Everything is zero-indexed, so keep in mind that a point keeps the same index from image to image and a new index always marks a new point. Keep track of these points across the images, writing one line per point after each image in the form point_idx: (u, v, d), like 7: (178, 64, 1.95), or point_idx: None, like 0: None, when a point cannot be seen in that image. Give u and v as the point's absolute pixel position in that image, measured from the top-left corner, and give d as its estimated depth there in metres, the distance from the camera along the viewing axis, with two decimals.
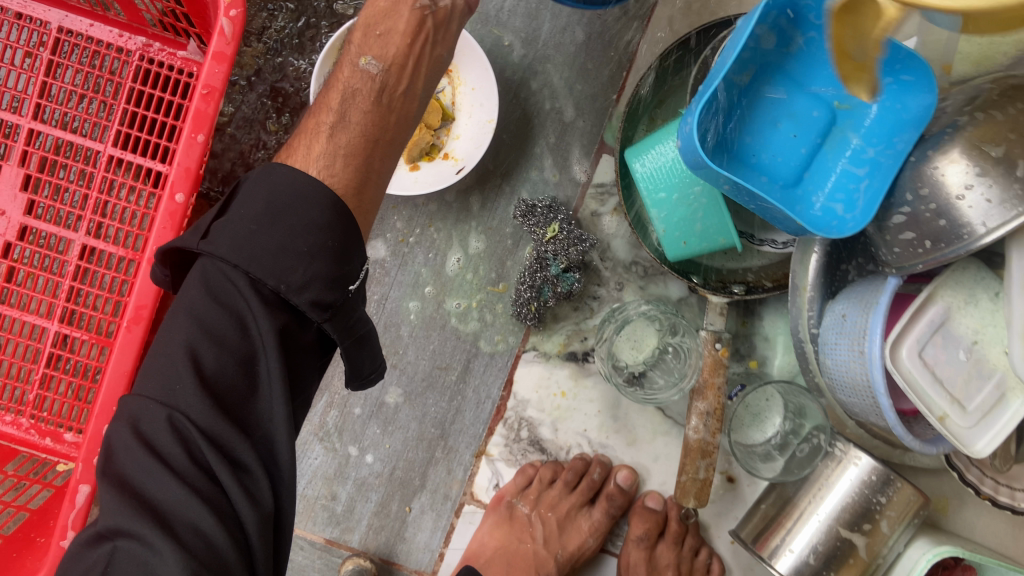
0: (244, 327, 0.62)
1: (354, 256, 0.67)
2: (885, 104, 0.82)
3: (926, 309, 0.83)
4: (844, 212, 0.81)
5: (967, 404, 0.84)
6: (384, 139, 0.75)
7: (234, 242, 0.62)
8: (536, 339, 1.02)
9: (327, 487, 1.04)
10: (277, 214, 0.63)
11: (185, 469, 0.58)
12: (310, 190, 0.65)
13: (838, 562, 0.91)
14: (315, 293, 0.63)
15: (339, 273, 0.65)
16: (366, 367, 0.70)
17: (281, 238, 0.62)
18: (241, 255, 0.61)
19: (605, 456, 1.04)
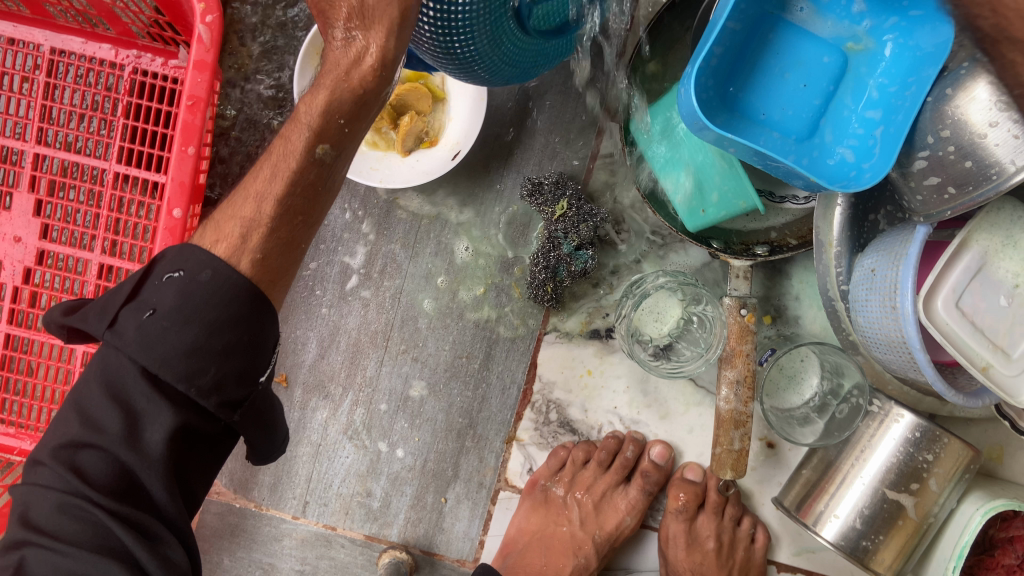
0: (133, 416, 0.59)
1: (264, 347, 0.63)
2: (898, 42, 0.76)
3: (961, 256, 0.78)
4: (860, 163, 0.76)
5: (1011, 352, 0.78)
6: (299, 234, 0.65)
7: (139, 335, 0.58)
8: (556, 321, 1.00)
9: (361, 484, 1.02)
10: (189, 310, 0.59)
11: (87, 545, 0.57)
12: (225, 286, 0.60)
13: (887, 525, 0.87)
14: (225, 393, 0.60)
15: (252, 367, 0.61)
16: (268, 447, 0.69)
17: (194, 336, 0.58)
18: (153, 352, 0.58)
19: (638, 432, 1.02)
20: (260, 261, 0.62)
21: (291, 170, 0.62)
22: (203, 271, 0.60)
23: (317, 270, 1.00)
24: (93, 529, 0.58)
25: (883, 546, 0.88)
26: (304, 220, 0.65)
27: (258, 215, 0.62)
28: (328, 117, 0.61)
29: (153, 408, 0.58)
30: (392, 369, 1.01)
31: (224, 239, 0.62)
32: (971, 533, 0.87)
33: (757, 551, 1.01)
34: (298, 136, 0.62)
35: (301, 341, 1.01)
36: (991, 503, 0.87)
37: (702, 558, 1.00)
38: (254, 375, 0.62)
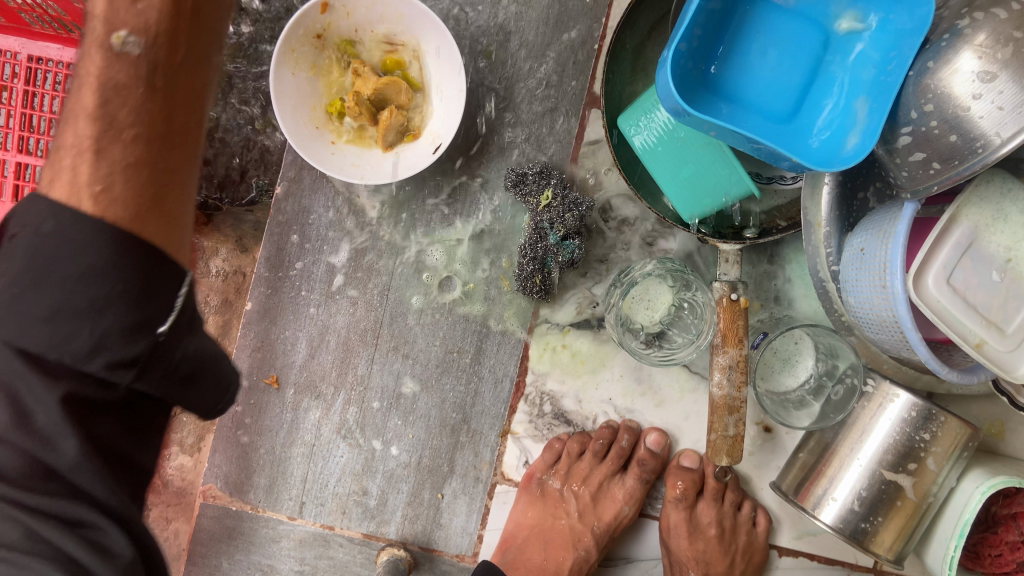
0: (19, 399, 0.52)
1: (160, 283, 0.53)
2: (879, 16, 0.74)
3: (950, 231, 0.77)
4: (844, 140, 0.75)
5: (1005, 327, 0.77)
6: (152, 151, 0.55)
7: (7, 305, 0.50)
8: (546, 312, 0.99)
9: (357, 483, 1.02)
10: (41, 270, 0.50)
11: (19, 545, 0.52)
12: (78, 232, 0.50)
13: (886, 506, 0.86)
14: (111, 351, 0.51)
15: (144, 315, 0.52)
16: (214, 393, 0.62)
17: (53, 298, 0.50)
18: (45, 295, 0.50)
19: (633, 421, 1.01)
20: (102, 194, 0.52)
21: (95, 74, 0.53)
22: (46, 220, 0.51)
23: (303, 270, 0.99)
24: (23, 528, 0.52)
25: (882, 527, 0.87)
26: (147, 133, 0.54)
27: (80, 138, 0.53)
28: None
29: (31, 384, 0.51)
30: (383, 366, 1.00)
31: (58, 176, 0.53)
32: (972, 512, 0.85)
33: (759, 535, 1.00)
34: (93, 31, 0.53)
35: (290, 341, 1.00)
36: (991, 480, 0.86)
37: (704, 546, 0.99)
38: (148, 323, 0.52)
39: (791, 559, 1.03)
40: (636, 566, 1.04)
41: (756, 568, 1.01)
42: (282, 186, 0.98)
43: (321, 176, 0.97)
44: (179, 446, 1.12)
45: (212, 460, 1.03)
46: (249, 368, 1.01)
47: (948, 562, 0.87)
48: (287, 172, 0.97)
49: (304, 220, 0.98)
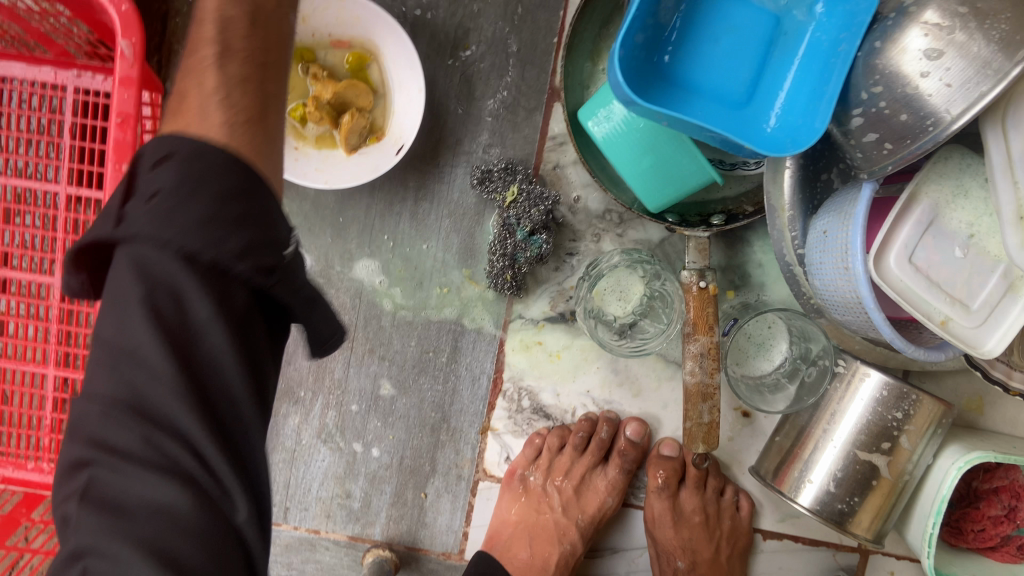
0: (156, 340, 0.45)
1: (276, 210, 0.50)
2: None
3: (910, 210, 0.76)
4: (797, 123, 0.75)
5: (971, 304, 0.77)
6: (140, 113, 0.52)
7: (152, 218, 0.45)
8: (520, 308, 0.99)
9: (339, 486, 1.02)
10: (195, 181, 0.47)
11: (162, 498, 0.45)
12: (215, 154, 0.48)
13: (862, 487, 0.86)
14: (253, 261, 0.47)
15: (272, 236, 0.48)
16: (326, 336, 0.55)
17: (197, 209, 0.45)
18: (171, 231, 0.45)
19: (612, 412, 1.01)
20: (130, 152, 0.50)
21: None
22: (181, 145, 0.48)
23: None
24: (147, 483, 0.45)
25: (860, 508, 0.87)
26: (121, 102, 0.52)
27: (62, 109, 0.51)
28: None
29: (187, 295, 0.45)
30: (360, 369, 1.01)
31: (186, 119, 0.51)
32: (948, 488, 0.86)
33: (743, 519, 1.01)
34: None
35: None
36: (967, 456, 0.85)
37: (690, 534, 0.99)
38: (279, 240, 0.49)
39: (776, 541, 1.05)
40: (623, 555, 1.04)
41: (742, 553, 1.01)
42: None
43: (287, 182, 0.97)
44: None
45: None
46: None
47: (926, 539, 0.87)
48: None
49: None
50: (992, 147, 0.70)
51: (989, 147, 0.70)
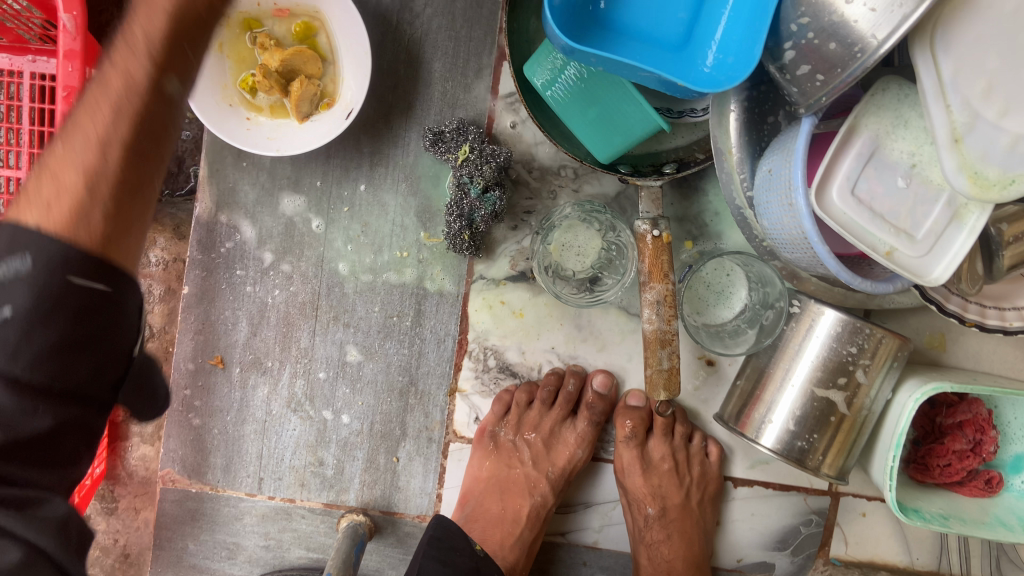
0: None
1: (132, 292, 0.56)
2: None
3: (851, 143, 0.77)
4: (731, 62, 0.75)
5: (915, 233, 0.78)
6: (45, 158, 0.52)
7: None
8: (482, 268, 1.00)
9: (312, 454, 1.03)
10: None
11: None
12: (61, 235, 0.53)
13: (821, 423, 0.87)
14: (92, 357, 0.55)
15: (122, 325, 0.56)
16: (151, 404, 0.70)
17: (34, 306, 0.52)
18: None
19: (578, 366, 1.02)
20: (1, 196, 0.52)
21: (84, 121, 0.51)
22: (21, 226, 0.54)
23: (235, 249, 1.00)
24: None
25: (820, 444, 0.88)
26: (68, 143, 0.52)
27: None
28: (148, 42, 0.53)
29: None
30: (325, 337, 1.02)
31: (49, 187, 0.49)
32: (907, 419, 0.87)
33: (712, 465, 1.02)
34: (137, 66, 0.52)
35: (231, 321, 1.02)
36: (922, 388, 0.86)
37: (659, 481, 1.00)
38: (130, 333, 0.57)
39: (747, 487, 1.06)
40: (595, 509, 1.06)
41: (712, 498, 1.02)
42: (206, 168, 0.99)
43: (243, 154, 0.98)
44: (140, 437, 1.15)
45: (167, 445, 1.05)
46: (194, 352, 1.03)
47: (889, 472, 0.88)
48: (209, 154, 0.98)
49: (231, 200, 0.99)
50: (922, 71, 0.70)
51: (920, 72, 0.70)
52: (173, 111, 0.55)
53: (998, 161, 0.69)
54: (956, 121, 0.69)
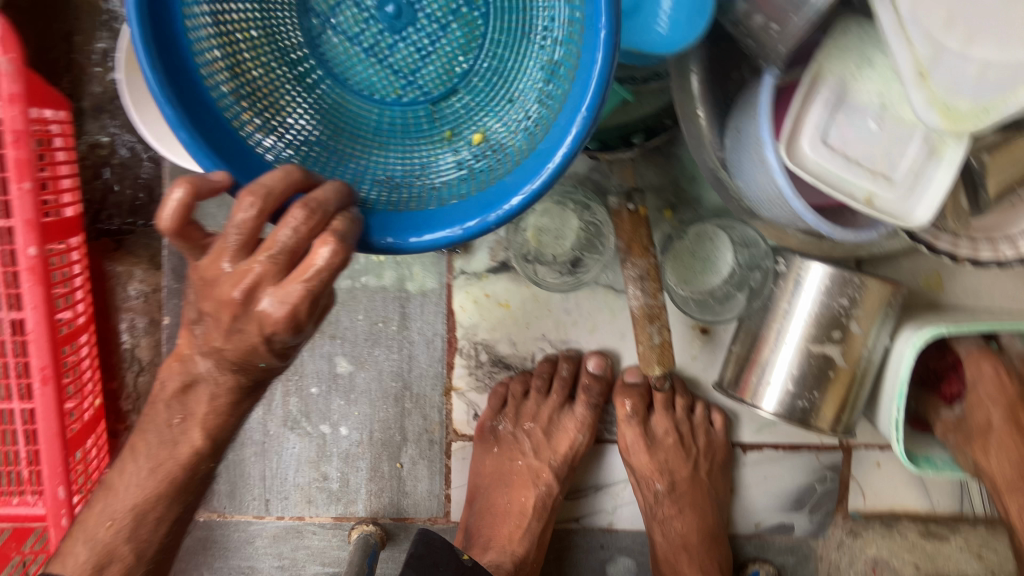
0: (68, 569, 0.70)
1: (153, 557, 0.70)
2: None
3: (816, 91, 0.74)
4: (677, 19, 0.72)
5: (893, 175, 0.75)
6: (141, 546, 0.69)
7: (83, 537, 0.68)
8: (462, 263, 0.99)
9: (315, 470, 1.02)
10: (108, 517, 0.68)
11: None
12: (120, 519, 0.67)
13: (820, 380, 0.85)
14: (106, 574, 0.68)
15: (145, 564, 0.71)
16: None
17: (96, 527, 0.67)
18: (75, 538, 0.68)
19: (571, 350, 1.01)
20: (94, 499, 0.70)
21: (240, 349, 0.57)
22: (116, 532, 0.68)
23: None
24: None
25: (822, 402, 0.86)
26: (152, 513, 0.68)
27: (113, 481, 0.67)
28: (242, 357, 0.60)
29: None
30: (313, 352, 1.00)
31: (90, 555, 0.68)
32: (907, 365, 0.85)
33: (717, 433, 1.01)
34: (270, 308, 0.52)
35: None
36: (920, 335, 0.84)
37: (665, 456, 0.99)
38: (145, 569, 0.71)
39: (757, 452, 1.04)
40: (607, 491, 1.05)
41: (722, 467, 1.01)
42: None
43: None
44: None
45: None
46: None
47: (895, 425, 0.87)
48: None
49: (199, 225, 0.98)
50: (879, 9, 0.67)
51: (877, 8, 0.67)
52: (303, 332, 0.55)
53: (969, 91, 0.66)
54: (919, 56, 0.66)
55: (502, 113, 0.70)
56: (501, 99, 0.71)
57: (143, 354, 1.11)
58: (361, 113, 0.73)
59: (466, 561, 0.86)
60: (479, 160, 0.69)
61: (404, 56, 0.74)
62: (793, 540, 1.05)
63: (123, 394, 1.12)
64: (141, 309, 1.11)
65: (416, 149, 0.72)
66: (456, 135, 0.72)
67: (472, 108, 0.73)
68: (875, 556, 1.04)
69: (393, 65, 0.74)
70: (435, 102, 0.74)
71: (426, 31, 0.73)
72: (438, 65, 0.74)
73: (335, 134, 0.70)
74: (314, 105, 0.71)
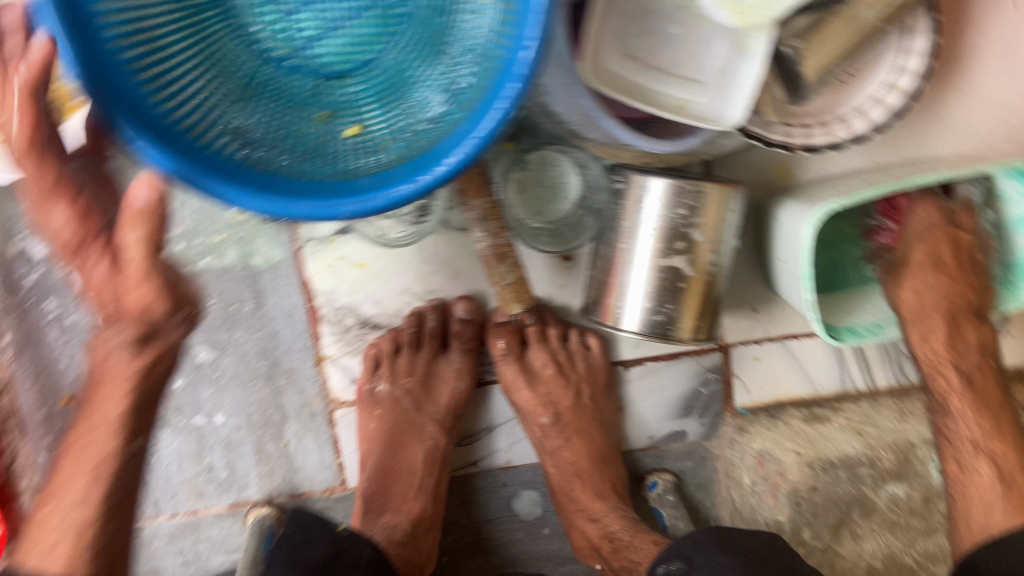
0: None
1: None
2: None
3: (612, 5, 0.72)
4: None
5: (700, 79, 0.74)
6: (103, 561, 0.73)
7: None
8: (307, 228, 0.94)
9: (198, 463, 1.00)
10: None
11: None
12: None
13: (673, 293, 0.85)
14: None
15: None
16: None
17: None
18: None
19: (436, 299, 0.99)
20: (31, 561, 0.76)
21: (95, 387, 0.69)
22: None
23: (41, 283, 0.93)
24: None
25: (678, 313, 0.86)
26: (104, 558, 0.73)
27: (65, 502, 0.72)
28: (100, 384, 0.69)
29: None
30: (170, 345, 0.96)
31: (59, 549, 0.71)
32: (807, 250, 0.85)
33: (595, 356, 1.01)
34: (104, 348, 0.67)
35: (66, 358, 0.95)
36: (812, 217, 0.83)
37: (547, 389, 0.98)
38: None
39: (640, 367, 1.04)
40: (499, 431, 1.04)
41: (604, 389, 1.02)
42: None
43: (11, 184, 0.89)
44: None
45: None
46: (40, 400, 0.97)
47: (809, 307, 0.86)
48: None
49: (14, 235, 0.91)
50: None
51: None
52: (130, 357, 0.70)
53: None
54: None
55: (393, 105, 0.65)
56: (413, 87, 0.65)
57: None
58: (228, 49, 0.63)
59: (341, 531, 0.76)
60: (350, 152, 0.64)
61: (306, 22, 0.64)
62: (687, 445, 1.07)
63: None
64: None
65: (291, 126, 0.64)
66: (337, 116, 0.65)
67: (357, 101, 0.66)
68: (762, 447, 1.01)
69: (290, 27, 0.64)
70: (328, 82, 0.66)
71: (341, 2, 0.63)
72: (337, 44, 0.65)
73: (216, 86, 0.61)
74: (206, 56, 0.61)
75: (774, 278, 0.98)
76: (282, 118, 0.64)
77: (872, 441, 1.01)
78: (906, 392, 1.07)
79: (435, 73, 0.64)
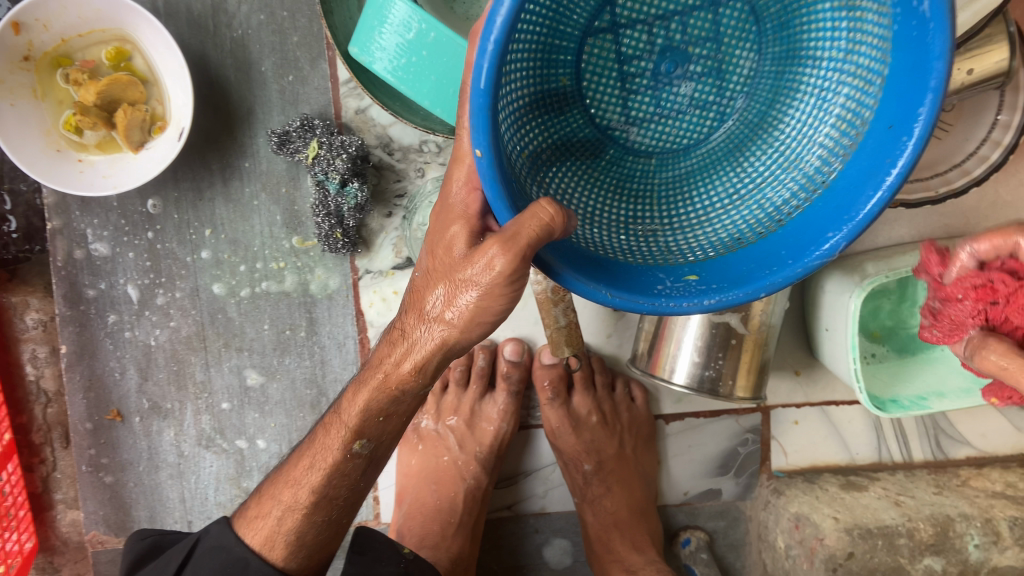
0: None
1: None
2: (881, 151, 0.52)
3: None
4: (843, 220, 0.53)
5: None
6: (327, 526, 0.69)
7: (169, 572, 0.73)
8: (365, 261, 0.95)
9: (235, 486, 1.00)
10: None
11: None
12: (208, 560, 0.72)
13: (724, 347, 0.86)
14: None
15: None
16: None
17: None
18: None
19: (487, 340, 0.99)
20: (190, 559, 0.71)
21: (331, 462, 0.66)
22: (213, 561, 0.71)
23: (104, 295, 0.95)
24: None
25: (725, 369, 0.87)
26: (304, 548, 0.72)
27: (296, 500, 0.68)
28: (367, 419, 0.63)
29: None
30: (220, 366, 0.98)
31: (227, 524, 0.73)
32: (854, 322, 0.85)
33: (639, 408, 1.01)
34: (339, 433, 0.65)
35: (119, 370, 0.98)
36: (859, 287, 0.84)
37: (591, 435, 0.99)
38: None
39: (679, 422, 1.05)
40: (536, 475, 1.04)
41: (645, 441, 1.01)
42: (51, 222, 0.93)
43: (88, 199, 0.92)
44: (65, 502, 1.10)
45: (85, 509, 1.01)
46: (88, 411, 0.99)
47: (853, 375, 0.87)
48: (50, 204, 0.93)
49: (82, 244, 0.94)
50: None
51: None
52: (362, 461, 0.66)
53: None
54: None
55: (739, 175, 0.63)
56: (637, 233, 0.62)
57: (48, 385, 1.07)
58: (674, 134, 0.65)
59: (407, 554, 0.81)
60: (647, 262, 0.59)
61: (699, 92, 0.64)
62: (722, 504, 1.07)
63: (33, 429, 1.07)
64: (41, 338, 1.06)
65: (598, 215, 0.62)
66: (726, 151, 0.64)
67: (716, 172, 0.64)
68: (799, 510, 0.98)
69: (704, 111, 0.65)
70: (660, 112, 0.65)
71: (671, 102, 0.64)
72: (531, 45, 0.56)
73: (688, 123, 0.65)
74: (535, 88, 0.59)
75: (817, 344, 0.97)
76: (577, 176, 0.63)
77: (910, 513, 0.96)
78: (943, 467, 1.05)
79: (801, 113, 0.60)
